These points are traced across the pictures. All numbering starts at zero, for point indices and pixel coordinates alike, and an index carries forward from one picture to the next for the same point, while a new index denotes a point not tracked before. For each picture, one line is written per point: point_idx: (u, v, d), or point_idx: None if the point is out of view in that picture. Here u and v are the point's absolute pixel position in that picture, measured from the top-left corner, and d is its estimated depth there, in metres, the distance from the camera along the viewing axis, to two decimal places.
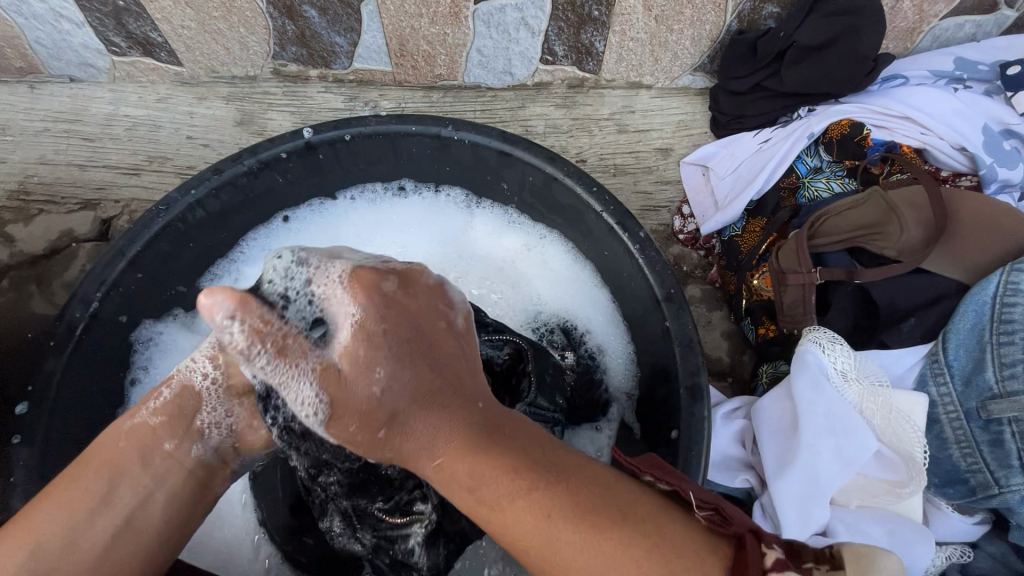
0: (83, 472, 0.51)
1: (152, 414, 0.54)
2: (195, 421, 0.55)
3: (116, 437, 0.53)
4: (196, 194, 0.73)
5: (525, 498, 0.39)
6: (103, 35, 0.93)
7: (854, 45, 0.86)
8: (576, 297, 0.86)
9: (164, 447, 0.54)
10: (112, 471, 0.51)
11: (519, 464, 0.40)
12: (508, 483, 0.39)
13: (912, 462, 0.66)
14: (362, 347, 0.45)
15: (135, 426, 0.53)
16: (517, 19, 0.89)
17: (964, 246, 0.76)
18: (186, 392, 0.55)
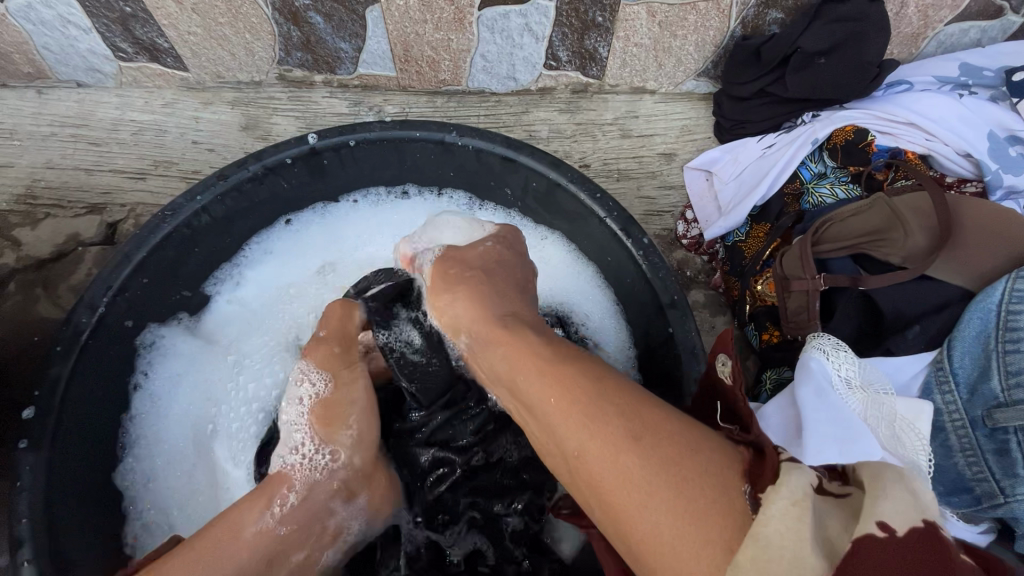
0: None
1: (277, 522, 0.59)
2: (325, 526, 0.63)
3: (239, 541, 0.56)
4: (202, 200, 0.73)
5: (570, 409, 0.47)
6: (111, 41, 0.93)
7: (859, 51, 0.86)
8: (575, 291, 0.86)
9: (292, 556, 0.60)
10: (239, 574, 0.55)
11: (567, 378, 0.49)
12: (555, 400, 0.48)
13: (917, 474, 0.64)
14: (459, 292, 0.62)
15: (262, 532, 0.58)
16: (521, 25, 0.89)
17: (970, 253, 0.75)
18: (313, 492, 0.62)
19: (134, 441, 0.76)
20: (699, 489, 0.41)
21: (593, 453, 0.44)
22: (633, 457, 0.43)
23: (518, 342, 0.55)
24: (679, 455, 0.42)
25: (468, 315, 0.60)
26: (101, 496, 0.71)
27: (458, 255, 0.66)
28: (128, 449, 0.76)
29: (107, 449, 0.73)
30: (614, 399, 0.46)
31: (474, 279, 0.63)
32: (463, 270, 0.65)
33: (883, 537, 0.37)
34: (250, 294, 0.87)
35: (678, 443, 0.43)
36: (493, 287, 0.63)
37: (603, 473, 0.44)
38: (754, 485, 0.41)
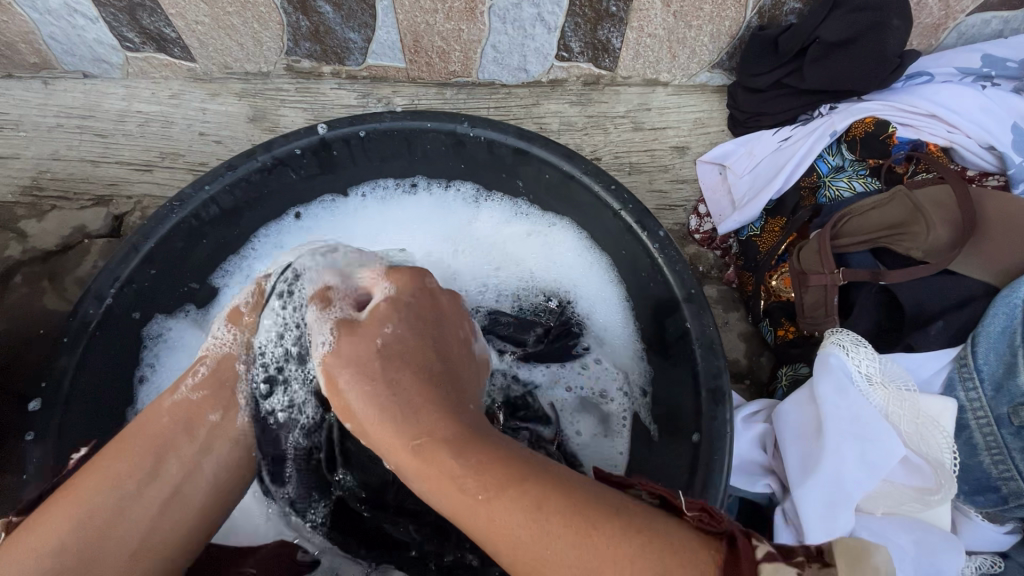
0: (132, 448, 0.54)
1: (192, 390, 0.58)
2: (235, 390, 0.60)
3: (157, 411, 0.56)
4: (211, 190, 0.72)
5: (511, 507, 0.41)
6: (117, 31, 0.92)
7: (881, 41, 0.84)
8: (581, 279, 0.85)
9: (209, 417, 0.58)
10: (165, 443, 0.55)
11: (496, 455, 0.44)
12: (476, 485, 0.42)
13: (941, 469, 0.64)
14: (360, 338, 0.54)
15: (177, 401, 0.57)
16: (534, 15, 0.88)
17: (996, 247, 0.73)
18: (223, 366, 0.60)
19: None
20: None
21: (558, 568, 0.39)
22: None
23: (438, 455, 0.45)
24: (660, 569, 0.37)
25: (386, 438, 0.48)
26: None
27: (356, 336, 0.55)
28: None
29: (112, 445, 0.72)
30: (571, 504, 0.41)
31: (386, 359, 0.52)
32: (368, 360, 0.52)
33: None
34: None
35: (652, 555, 0.38)
36: (411, 403, 0.49)
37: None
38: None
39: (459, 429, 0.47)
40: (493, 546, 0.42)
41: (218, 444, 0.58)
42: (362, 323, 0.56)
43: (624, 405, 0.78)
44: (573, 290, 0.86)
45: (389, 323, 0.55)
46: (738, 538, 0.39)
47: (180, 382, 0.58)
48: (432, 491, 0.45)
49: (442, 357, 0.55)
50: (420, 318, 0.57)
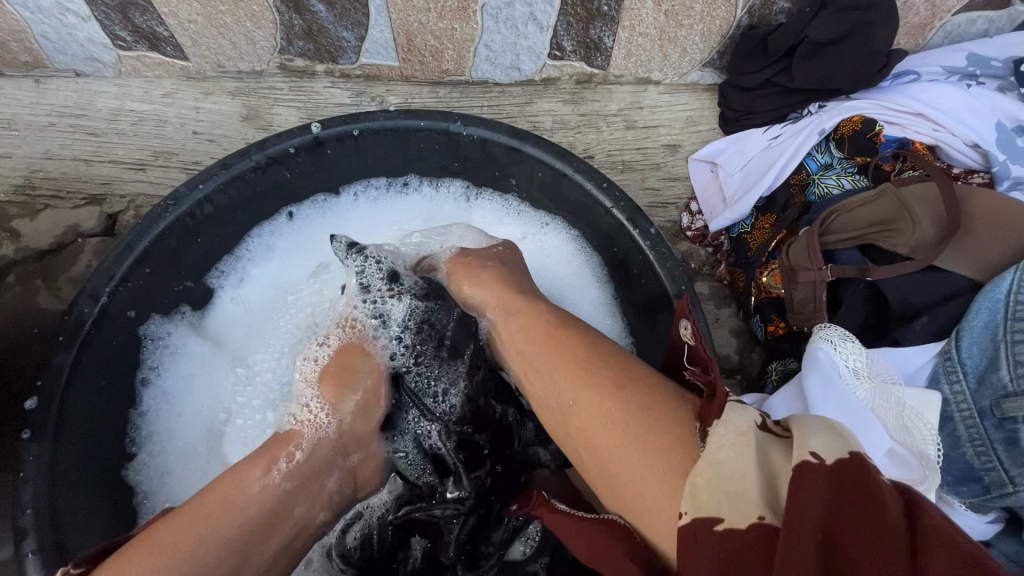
0: (223, 524, 0.53)
1: (282, 475, 0.58)
2: (324, 484, 0.61)
3: (244, 490, 0.55)
4: (205, 190, 0.72)
5: (569, 382, 0.52)
6: (109, 29, 0.92)
7: (866, 41, 0.86)
8: (570, 278, 0.86)
9: (294, 511, 0.58)
10: (248, 527, 0.54)
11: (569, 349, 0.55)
12: (558, 369, 0.54)
13: (925, 460, 0.64)
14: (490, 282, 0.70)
15: (267, 486, 0.56)
16: (526, 14, 0.88)
17: (978, 243, 0.75)
18: (319, 449, 0.62)
19: (144, 438, 0.75)
20: (663, 455, 0.42)
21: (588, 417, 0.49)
22: (616, 434, 0.46)
23: (536, 341, 0.60)
24: (648, 429, 0.44)
25: (510, 337, 0.64)
26: (110, 488, 0.70)
27: (467, 272, 0.72)
28: (138, 444, 0.75)
29: (112, 445, 0.72)
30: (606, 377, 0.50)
31: (510, 292, 0.67)
32: (484, 277, 0.70)
33: (813, 465, 0.35)
34: (253, 293, 0.86)
35: (648, 416, 0.45)
36: (514, 301, 0.66)
37: (591, 433, 0.49)
38: (703, 420, 0.42)
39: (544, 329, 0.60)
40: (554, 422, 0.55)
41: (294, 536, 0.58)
42: (470, 263, 0.73)
43: None
44: (565, 284, 0.86)
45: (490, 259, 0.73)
46: (714, 392, 0.44)
47: (269, 467, 0.58)
48: (532, 385, 0.58)
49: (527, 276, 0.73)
50: (504, 262, 0.73)
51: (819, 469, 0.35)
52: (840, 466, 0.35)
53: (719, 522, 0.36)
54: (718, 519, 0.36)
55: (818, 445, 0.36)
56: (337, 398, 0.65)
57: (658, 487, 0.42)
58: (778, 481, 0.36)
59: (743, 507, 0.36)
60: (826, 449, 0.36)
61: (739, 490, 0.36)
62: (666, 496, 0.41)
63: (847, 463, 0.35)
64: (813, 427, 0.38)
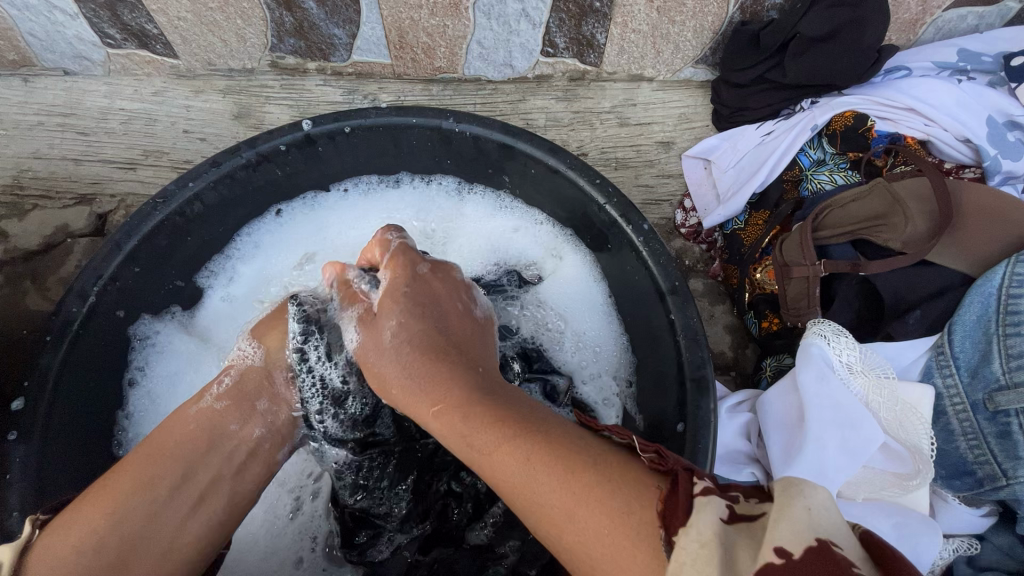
0: (163, 453, 0.54)
1: (216, 400, 0.58)
2: (256, 404, 0.60)
3: (183, 419, 0.56)
4: (195, 187, 0.72)
5: (508, 461, 0.40)
6: (97, 27, 0.91)
7: (858, 36, 0.86)
8: (562, 273, 0.86)
9: (229, 428, 0.57)
10: (186, 445, 0.55)
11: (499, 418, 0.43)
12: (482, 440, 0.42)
13: (919, 455, 0.65)
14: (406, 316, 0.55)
15: (201, 410, 0.57)
16: (518, 10, 0.88)
17: (970, 238, 0.75)
18: (248, 376, 0.61)
19: (130, 440, 0.75)
20: (627, 562, 0.34)
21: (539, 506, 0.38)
22: (573, 531, 0.37)
23: (454, 422, 0.45)
24: (605, 529, 0.36)
25: (412, 406, 0.50)
26: None
27: (375, 337, 0.55)
28: (126, 446, 0.74)
29: (100, 447, 0.71)
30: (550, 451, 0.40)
31: (438, 371, 0.49)
32: (388, 358, 0.53)
33: (777, 567, 0.29)
34: (240, 289, 0.84)
35: (604, 503, 0.37)
36: (430, 383, 0.49)
37: (549, 526, 0.38)
38: (668, 525, 0.34)
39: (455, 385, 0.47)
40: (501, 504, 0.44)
41: (239, 455, 0.57)
42: (374, 320, 0.56)
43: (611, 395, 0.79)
44: (561, 277, 0.85)
45: (391, 318, 0.55)
46: (684, 486, 0.35)
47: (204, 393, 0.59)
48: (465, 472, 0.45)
49: (446, 335, 0.54)
50: (421, 301, 0.56)
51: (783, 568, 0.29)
52: (811, 556, 0.29)
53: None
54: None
55: (786, 538, 0.30)
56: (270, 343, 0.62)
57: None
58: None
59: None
60: (793, 543, 0.30)
61: None
62: None
63: (817, 554, 0.29)
64: (790, 504, 0.32)
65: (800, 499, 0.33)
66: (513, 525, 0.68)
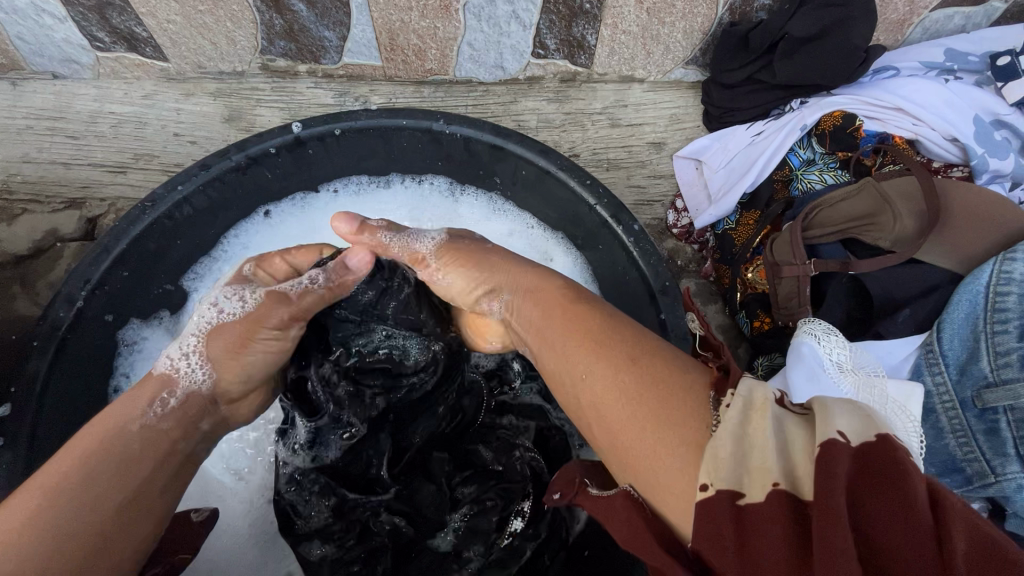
0: (95, 466, 0.45)
1: (160, 415, 0.50)
2: (200, 425, 0.54)
3: (123, 431, 0.48)
4: (184, 191, 0.71)
5: (591, 347, 0.47)
6: (86, 30, 0.91)
7: (846, 36, 0.86)
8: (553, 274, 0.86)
9: (179, 446, 0.51)
10: (126, 461, 0.46)
11: (584, 314, 0.50)
12: (570, 328, 0.49)
13: (908, 452, 0.63)
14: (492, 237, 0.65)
15: (144, 428, 0.49)
16: (508, 12, 0.88)
17: (958, 236, 0.75)
18: (191, 401, 0.53)
19: None
20: (677, 429, 0.39)
21: (603, 384, 0.44)
22: (632, 376, 0.43)
23: (552, 280, 0.56)
24: (661, 380, 0.42)
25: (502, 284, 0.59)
26: None
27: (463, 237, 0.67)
28: None
29: None
30: (619, 343, 0.46)
31: (500, 257, 0.61)
32: (478, 244, 0.65)
33: (840, 446, 0.32)
34: None
35: (667, 365, 0.43)
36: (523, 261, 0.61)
37: (608, 399, 0.43)
38: (718, 390, 0.39)
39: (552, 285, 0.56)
40: (557, 382, 0.50)
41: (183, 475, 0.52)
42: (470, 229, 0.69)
43: None
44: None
45: (488, 230, 0.68)
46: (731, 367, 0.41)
47: (145, 408, 0.50)
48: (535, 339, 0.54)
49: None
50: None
51: (844, 448, 0.32)
52: (866, 448, 0.32)
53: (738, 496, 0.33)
54: (733, 506, 0.33)
55: (846, 426, 0.33)
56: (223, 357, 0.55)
57: (676, 462, 0.38)
58: (791, 463, 0.33)
59: (760, 476, 0.33)
60: (848, 428, 0.32)
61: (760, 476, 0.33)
62: (684, 470, 0.37)
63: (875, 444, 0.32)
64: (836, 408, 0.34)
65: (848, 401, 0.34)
66: (475, 530, 0.65)
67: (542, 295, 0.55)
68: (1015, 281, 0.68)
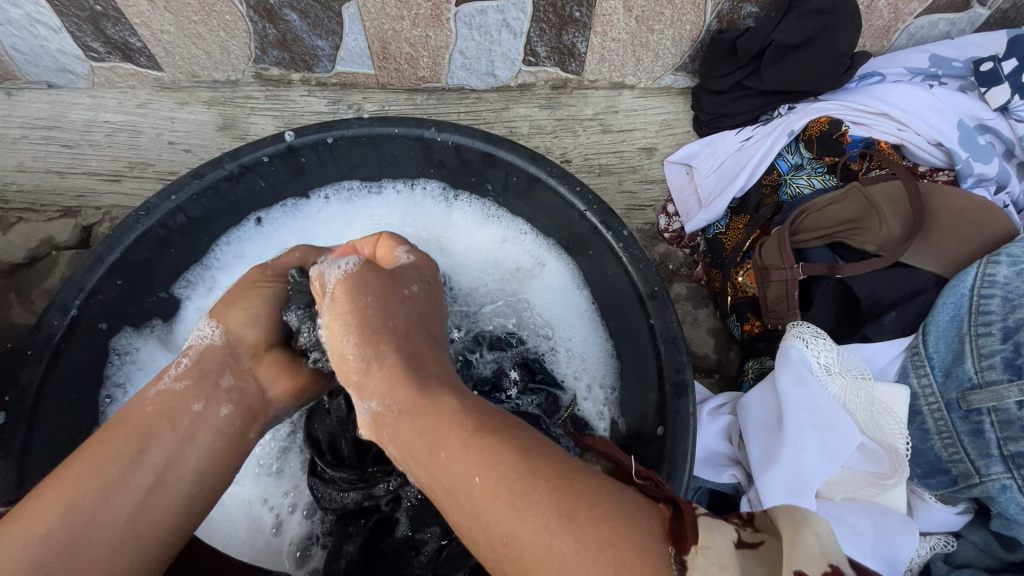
0: (118, 429, 0.52)
1: (174, 379, 0.56)
2: (219, 381, 0.58)
3: (142, 400, 0.55)
4: (177, 200, 0.72)
5: (498, 483, 0.39)
6: (81, 40, 0.92)
7: (831, 44, 0.87)
8: (545, 279, 0.86)
9: (191, 408, 0.55)
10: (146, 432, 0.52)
11: (488, 433, 0.42)
12: (471, 454, 0.41)
13: (896, 454, 0.66)
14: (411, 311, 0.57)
15: (160, 392, 0.55)
16: (499, 20, 0.89)
17: (941, 240, 0.76)
18: (206, 357, 0.59)
19: None
20: None
21: (518, 531, 0.38)
22: (571, 542, 0.36)
23: (435, 398, 0.46)
24: (608, 539, 0.36)
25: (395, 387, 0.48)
26: None
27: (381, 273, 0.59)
28: None
29: None
30: (540, 475, 0.39)
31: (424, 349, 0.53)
32: (389, 297, 0.56)
33: None
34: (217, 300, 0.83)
35: (608, 517, 0.38)
36: (417, 352, 0.52)
37: (525, 552, 0.37)
38: (679, 545, 0.37)
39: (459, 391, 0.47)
40: (460, 520, 0.41)
41: (200, 434, 0.54)
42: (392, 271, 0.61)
43: (598, 403, 0.79)
44: (545, 282, 0.86)
45: (414, 284, 0.60)
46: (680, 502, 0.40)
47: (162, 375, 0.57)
48: (425, 465, 0.44)
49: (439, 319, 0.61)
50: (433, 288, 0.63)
51: None
52: None
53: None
54: None
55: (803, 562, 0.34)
56: (235, 323, 0.61)
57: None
58: None
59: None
60: (811, 566, 0.33)
61: None
62: None
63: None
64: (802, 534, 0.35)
65: (808, 524, 0.36)
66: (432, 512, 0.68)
67: (437, 410, 0.45)
68: (999, 284, 0.69)
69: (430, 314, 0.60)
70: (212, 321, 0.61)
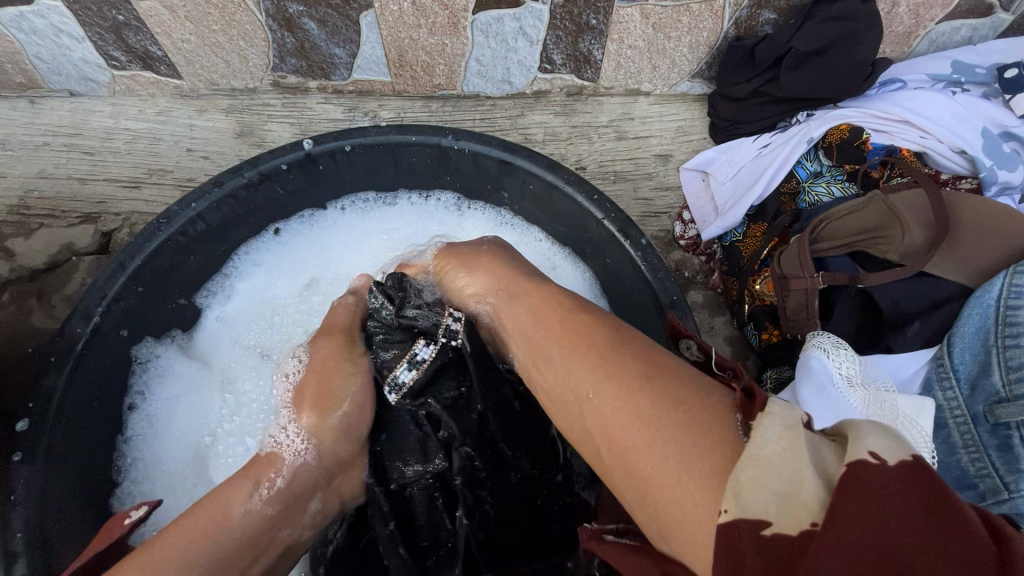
0: (204, 554, 0.51)
1: (265, 500, 0.57)
2: (306, 505, 0.61)
3: (229, 518, 0.54)
4: (198, 208, 0.73)
5: (592, 364, 0.45)
6: (102, 50, 0.93)
7: (853, 50, 0.86)
8: (561, 290, 0.86)
9: (279, 534, 0.57)
10: (231, 556, 0.53)
11: (584, 332, 0.48)
12: (573, 349, 0.48)
13: (920, 468, 0.64)
14: (478, 267, 0.64)
15: (249, 513, 0.55)
16: (515, 28, 0.89)
17: (966, 250, 0.75)
18: (297, 476, 0.60)
19: (130, 465, 0.75)
20: (695, 455, 0.36)
21: (606, 403, 0.42)
22: (639, 416, 0.40)
23: (539, 289, 0.57)
24: (679, 401, 0.40)
25: (492, 283, 0.62)
26: (96, 512, 0.69)
27: (460, 257, 0.68)
28: (123, 473, 0.74)
29: (101, 471, 0.72)
30: (631, 354, 0.45)
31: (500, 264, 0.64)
32: (480, 251, 0.67)
33: (872, 465, 0.31)
34: (238, 311, 0.85)
35: (683, 394, 0.40)
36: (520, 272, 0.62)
37: (610, 425, 0.42)
38: (745, 412, 0.38)
39: (557, 298, 0.54)
40: (558, 403, 0.49)
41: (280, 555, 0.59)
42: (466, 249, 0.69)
43: None
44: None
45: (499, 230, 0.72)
46: (754, 390, 0.40)
47: (252, 491, 0.56)
48: (531, 363, 0.54)
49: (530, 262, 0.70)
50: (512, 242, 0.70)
51: (879, 468, 0.31)
52: (904, 467, 0.31)
53: (762, 526, 0.31)
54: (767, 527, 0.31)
55: (876, 445, 0.32)
56: (319, 425, 0.63)
57: (702, 490, 0.35)
58: (827, 476, 0.32)
59: (793, 507, 0.31)
60: (887, 451, 0.32)
61: (790, 486, 0.32)
62: (705, 499, 0.35)
63: (911, 466, 0.31)
64: (869, 432, 0.34)
65: (880, 426, 0.34)
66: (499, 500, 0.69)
67: (546, 312, 0.53)
68: None
69: (515, 246, 0.70)
70: (297, 429, 0.63)
